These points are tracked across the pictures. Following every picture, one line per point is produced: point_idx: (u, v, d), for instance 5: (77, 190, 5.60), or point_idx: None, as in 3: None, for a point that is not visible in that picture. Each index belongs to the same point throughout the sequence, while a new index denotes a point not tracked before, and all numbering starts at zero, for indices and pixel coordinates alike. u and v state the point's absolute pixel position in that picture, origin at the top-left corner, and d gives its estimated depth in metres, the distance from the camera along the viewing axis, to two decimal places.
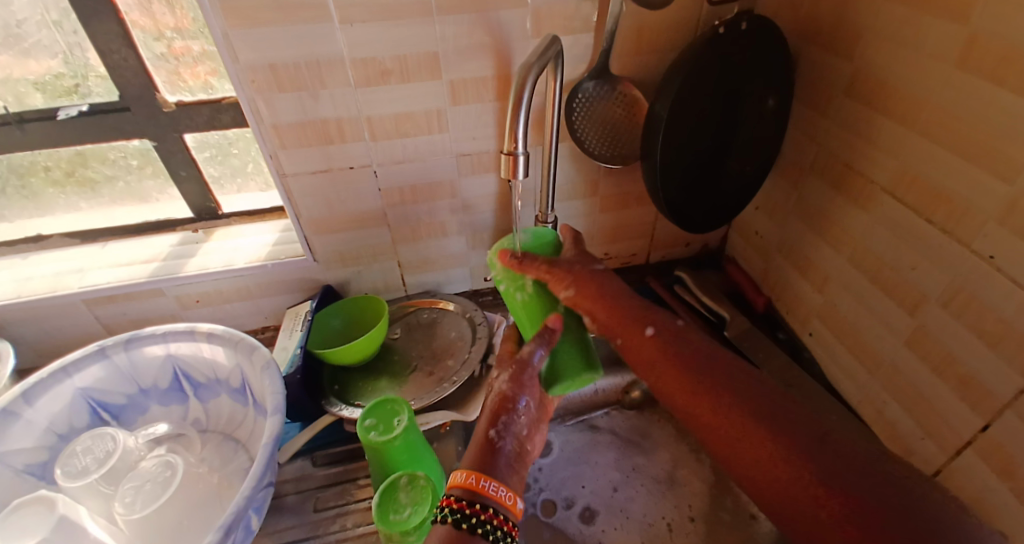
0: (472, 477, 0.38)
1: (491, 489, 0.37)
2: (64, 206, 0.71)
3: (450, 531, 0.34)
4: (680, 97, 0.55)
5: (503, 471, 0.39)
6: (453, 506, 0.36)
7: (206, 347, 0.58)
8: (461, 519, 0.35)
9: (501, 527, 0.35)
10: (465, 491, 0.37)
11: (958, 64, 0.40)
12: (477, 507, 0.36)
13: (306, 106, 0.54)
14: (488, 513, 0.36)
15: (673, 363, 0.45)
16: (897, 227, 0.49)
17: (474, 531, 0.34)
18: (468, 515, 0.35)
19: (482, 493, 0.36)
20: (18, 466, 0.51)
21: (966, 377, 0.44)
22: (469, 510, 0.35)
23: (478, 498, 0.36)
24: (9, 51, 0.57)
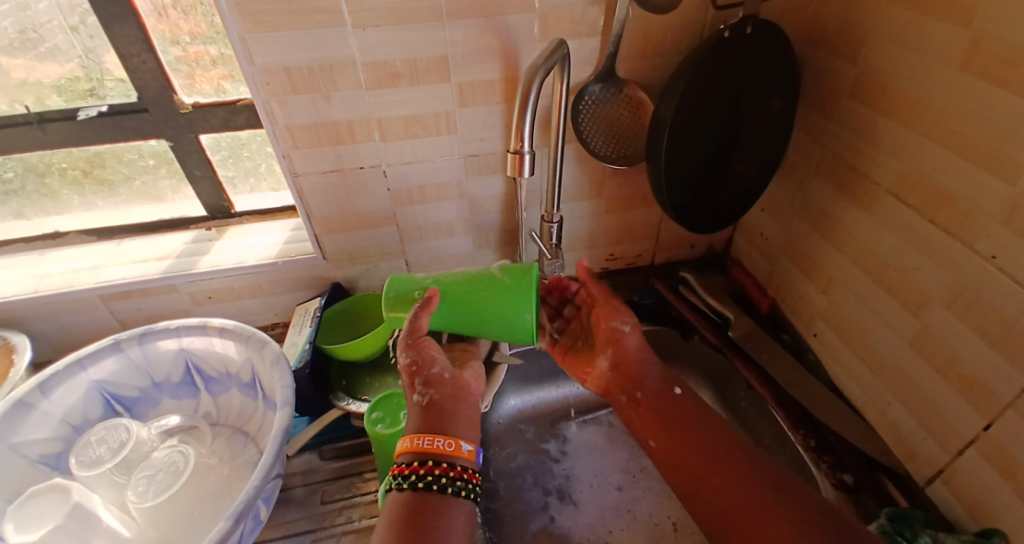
0: (411, 440, 0.42)
1: (426, 443, 0.42)
2: (81, 204, 0.73)
3: (398, 493, 0.39)
4: (684, 100, 0.55)
5: (450, 420, 0.44)
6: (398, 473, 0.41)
7: (218, 341, 0.59)
8: (404, 481, 0.40)
9: (444, 473, 0.40)
10: (406, 454, 0.42)
11: (961, 66, 0.40)
12: (417, 465, 0.40)
13: (319, 108, 0.55)
14: (430, 467, 0.40)
15: (671, 427, 0.48)
16: (901, 228, 0.50)
17: (421, 486, 0.39)
18: (411, 475, 0.40)
19: (420, 450, 0.41)
20: (33, 456, 0.53)
21: (969, 378, 0.44)
22: (411, 470, 0.40)
23: (418, 459, 0.41)
24: (33, 55, 0.59)
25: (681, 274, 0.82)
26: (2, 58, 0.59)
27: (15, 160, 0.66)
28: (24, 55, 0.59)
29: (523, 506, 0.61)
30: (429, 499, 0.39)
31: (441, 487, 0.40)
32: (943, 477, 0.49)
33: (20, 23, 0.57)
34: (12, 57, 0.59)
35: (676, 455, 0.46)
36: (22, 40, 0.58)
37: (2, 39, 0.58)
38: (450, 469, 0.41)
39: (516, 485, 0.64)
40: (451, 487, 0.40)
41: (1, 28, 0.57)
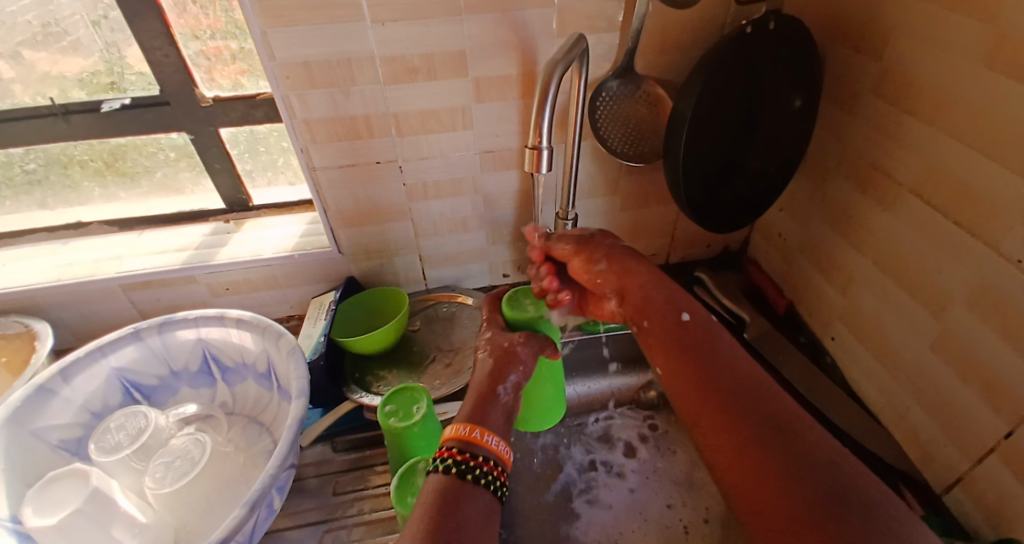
0: (468, 430, 0.41)
1: (489, 442, 0.41)
2: (104, 195, 0.74)
3: (453, 479, 0.37)
4: (702, 96, 0.55)
5: (495, 420, 0.44)
6: (455, 458, 0.39)
7: (234, 332, 0.60)
8: (465, 470, 0.38)
9: (497, 476, 0.39)
10: (462, 442, 0.40)
11: (987, 64, 0.39)
12: (477, 457, 0.39)
13: (337, 102, 0.55)
14: (488, 464, 0.39)
15: (688, 358, 0.43)
16: (923, 228, 0.49)
17: (477, 481, 0.37)
18: (471, 466, 0.38)
19: (481, 445, 0.40)
20: (53, 441, 0.54)
21: (991, 382, 0.43)
22: (471, 461, 0.39)
23: (477, 450, 0.40)
24: (56, 48, 0.60)
25: (696, 273, 0.81)
26: (26, 52, 0.60)
27: (39, 152, 0.67)
28: (46, 49, 0.60)
29: (536, 501, 0.62)
30: (479, 497, 0.37)
31: (493, 488, 0.38)
32: (962, 483, 0.48)
33: (43, 17, 0.58)
34: (36, 50, 0.60)
35: (712, 427, 0.38)
36: (45, 34, 0.59)
37: (26, 33, 0.59)
38: (501, 473, 0.40)
39: (529, 480, 0.64)
40: (499, 493, 0.38)
41: (25, 22, 0.58)
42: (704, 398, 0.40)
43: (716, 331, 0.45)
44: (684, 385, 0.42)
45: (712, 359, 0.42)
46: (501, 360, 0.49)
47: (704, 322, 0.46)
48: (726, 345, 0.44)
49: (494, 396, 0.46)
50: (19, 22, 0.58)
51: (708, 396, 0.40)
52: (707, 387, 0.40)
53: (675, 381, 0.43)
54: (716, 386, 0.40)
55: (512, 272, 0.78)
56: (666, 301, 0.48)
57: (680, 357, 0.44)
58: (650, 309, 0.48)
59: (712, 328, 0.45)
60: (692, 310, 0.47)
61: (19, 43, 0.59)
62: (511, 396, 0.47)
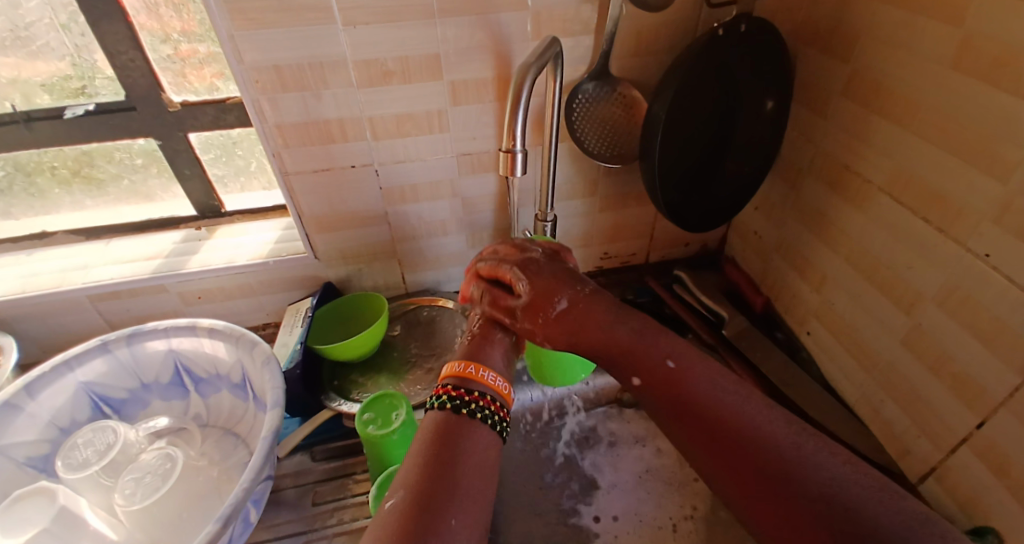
0: (468, 368, 0.42)
1: (488, 379, 0.41)
2: (69, 204, 0.72)
3: (451, 415, 0.38)
4: (678, 98, 0.55)
5: (494, 358, 0.46)
6: (451, 394, 0.40)
7: (208, 342, 0.58)
8: (460, 405, 0.39)
9: (495, 412, 0.39)
10: (459, 379, 0.41)
11: (953, 66, 0.40)
12: (474, 394, 0.39)
13: (310, 106, 0.55)
14: (483, 398, 0.40)
15: (678, 405, 0.39)
16: (893, 227, 0.50)
17: (474, 415, 0.38)
18: (467, 402, 0.39)
19: (479, 382, 0.41)
20: (19, 458, 0.52)
21: (959, 375, 0.45)
22: (467, 397, 0.39)
23: (472, 385, 0.40)
24: (20, 53, 0.57)
25: (674, 273, 0.82)
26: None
27: (5, 160, 0.64)
28: (14, 53, 0.57)
29: (522, 505, 0.61)
30: (475, 431, 0.38)
31: (490, 423, 0.39)
32: (936, 475, 0.49)
33: (13, 21, 0.56)
34: (4, 55, 0.57)
35: (744, 484, 0.34)
36: (11, 37, 0.57)
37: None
38: (499, 408, 0.40)
39: (515, 483, 0.63)
40: (498, 427, 0.39)
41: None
42: (731, 461, 0.35)
43: (705, 367, 0.41)
44: (709, 450, 0.37)
45: (703, 407, 0.38)
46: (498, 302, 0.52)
47: (684, 369, 0.41)
48: (719, 384, 0.39)
49: (490, 339, 0.48)
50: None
51: (732, 464, 0.35)
52: (723, 451, 0.36)
53: (698, 452, 0.37)
54: (732, 446, 0.35)
55: None
56: (640, 342, 0.44)
57: (687, 419, 0.38)
58: (629, 359, 0.43)
59: (683, 370, 0.41)
60: (668, 351, 0.42)
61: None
62: (508, 339, 0.50)
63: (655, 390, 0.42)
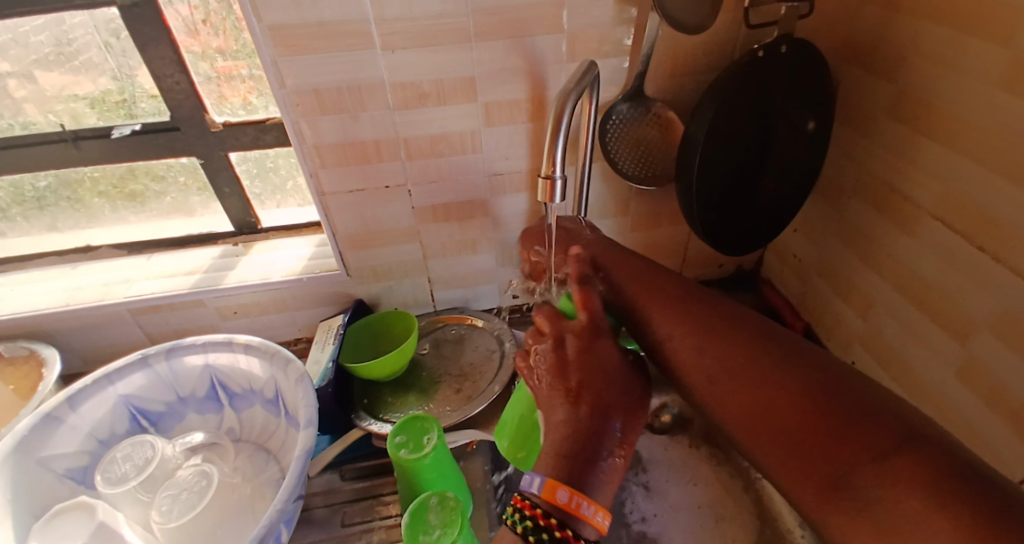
0: (575, 500, 0.37)
1: (588, 516, 0.37)
2: (114, 219, 0.74)
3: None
4: (715, 118, 0.55)
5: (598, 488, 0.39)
6: (524, 509, 0.38)
7: (243, 358, 0.59)
8: (527, 526, 0.36)
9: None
10: (560, 512, 0.37)
11: (1004, 86, 0.39)
12: (567, 532, 0.36)
13: (347, 128, 0.56)
14: (552, 523, 0.36)
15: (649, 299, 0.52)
16: (944, 252, 0.48)
17: None
18: (559, 540, 0.36)
19: (577, 518, 0.37)
20: (59, 470, 0.53)
21: (1019, 412, 0.42)
22: (559, 532, 0.36)
23: (546, 507, 0.37)
24: (64, 69, 0.61)
25: None
26: (38, 71, 0.60)
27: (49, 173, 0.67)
28: (59, 68, 0.60)
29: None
30: None
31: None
32: None
33: (55, 37, 0.58)
34: (48, 70, 0.61)
35: (712, 354, 0.44)
36: (57, 53, 0.60)
37: (38, 52, 0.59)
38: (570, 537, 0.36)
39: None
40: None
41: (38, 42, 0.58)
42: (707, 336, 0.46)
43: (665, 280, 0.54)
44: (693, 350, 0.45)
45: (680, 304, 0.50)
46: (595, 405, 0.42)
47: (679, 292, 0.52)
48: (713, 308, 0.49)
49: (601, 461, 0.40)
50: (31, 42, 0.58)
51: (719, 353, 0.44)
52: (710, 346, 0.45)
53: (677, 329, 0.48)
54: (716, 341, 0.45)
55: (521, 292, 0.78)
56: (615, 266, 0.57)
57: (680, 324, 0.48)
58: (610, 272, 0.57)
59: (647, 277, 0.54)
60: (673, 284, 0.53)
61: (32, 62, 0.60)
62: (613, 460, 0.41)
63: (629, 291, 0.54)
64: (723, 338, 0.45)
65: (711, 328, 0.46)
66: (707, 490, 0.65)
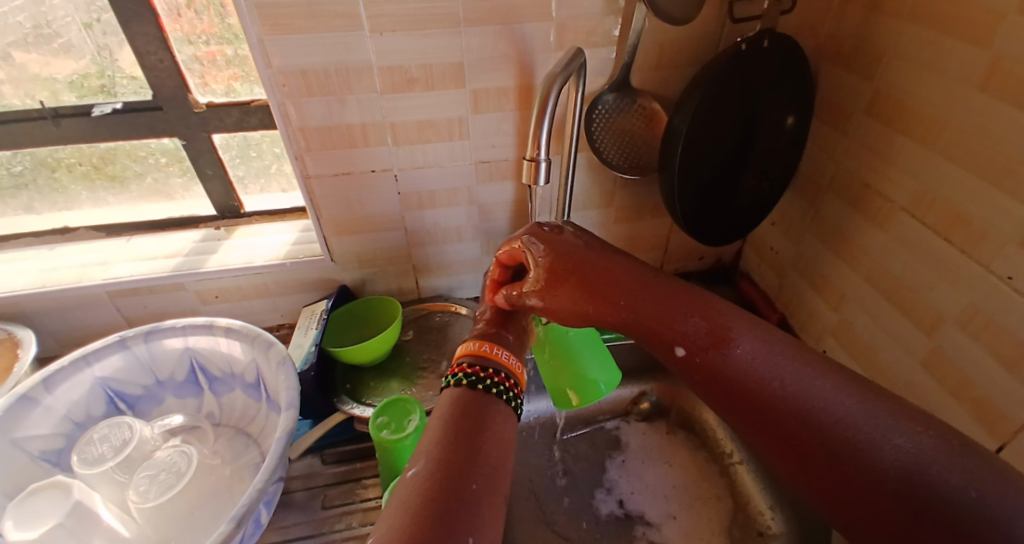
0: (484, 346, 0.41)
1: (502, 356, 0.40)
2: (92, 200, 0.73)
3: (465, 391, 0.37)
4: (699, 111, 0.56)
5: (508, 341, 0.44)
6: (466, 371, 0.38)
7: (224, 341, 0.59)
8: (476, 381, 0.38)
9: (510, 388, 0.38)
10: (475, 356, 0.40)
11: (980, 87, 0.40)
12: (488, 370, 0.38)
13: (333, 111, 0.55)
14: (497, 376, 0.38)
15: (711, 374, 0.34)
16: (914, 245, 0.49)
17: (488, 392, 0.37)
18: (481, 378, 0.38)
19: (493, 359, 0.39)
20: (34, 451, 0.52)
21: (981, 400, 0.44)
22: (482, 373, 0.38)
23: (488, 364, 0.39)
24: (42, 50, 0.59)
25: None
26: (15, 52, 0.58)
27: (25, 153, 0.65)
28: (37, 51, 0.59)
29: (540, 515, 0.63)
30: (491, 405, 0.36)
31: (504, 398, 0.37)
32: None
33: (35, 18, 0.57)
34: (27, 51, 0.59)
35: (777, 443, 0.31)
36: (36, 34, 0.58)
37: (15, 33, 0.58)
38: (513, 385, 0.39)
39: (538, 496, 0.65)
40: (512, 403, 0.38)
41: (16, 22, 0.57)
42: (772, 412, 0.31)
43: (704, 323, 0.36)
44: (814, 483, 0.29)
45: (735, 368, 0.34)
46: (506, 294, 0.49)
47: (745, 360, 0.33)
48: (808, 377, 0.32)
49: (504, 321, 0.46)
50: (9, 22, 0.57)
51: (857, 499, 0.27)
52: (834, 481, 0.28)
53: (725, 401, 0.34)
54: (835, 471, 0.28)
55: None
56: (647, 310, 0.38)
57: (773, 439, 0.31)
58: (653, 314, 0.38)
59: (710, 322, 0.36)
60: (740, 343, 0.34)
61: (9, 43, 0.58)
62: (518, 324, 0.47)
63: (688, 351, 0.36)
64: (806, 423, 0.30)
65: (819, 437, 0.29)
66: (684, 474, 0.67)
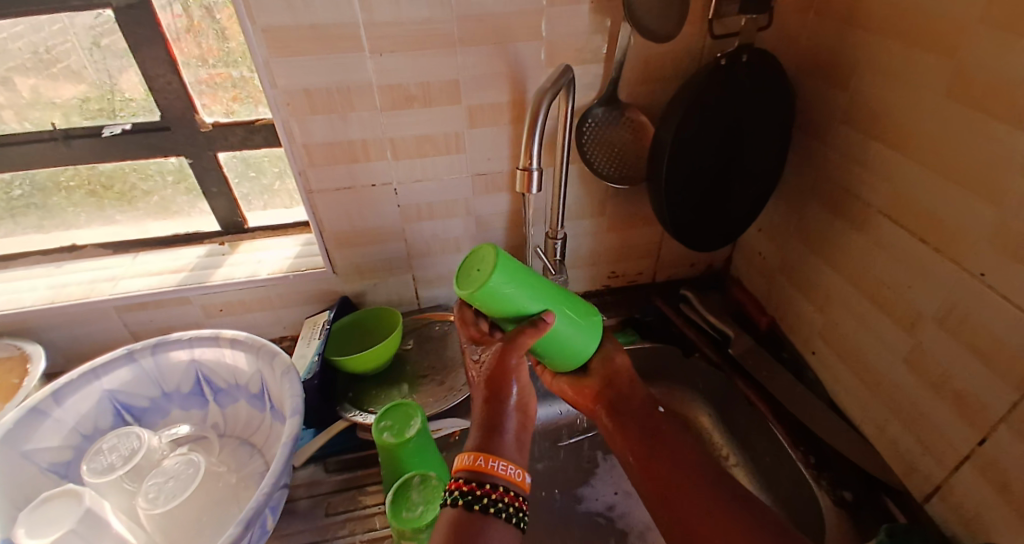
0: (479, 458, 0.38)
1: (500, 469, 0.37)
2: (101, 218, 0.75)
3: (463, 513, 0.35)
4: (684, 123, 0.59)
5: (509, 444, 0.40)
6: (462, 489, 0.36)
7: (229, 353, 0.60)
8: (473, 501, 0.35)
9: (512, 504, 0.36)
10: (472, 473, 0.37)
11: (948, 94, 0.43)
12: (488, 487, 0.36)
13: (336, 128, 0.58)
14: (509, 496, 0.36)
15: (644, 432, 0.47)
16: (893, 248, 0.51)
17: (488, 511, 0.35)
18: (480, 496, 0.36)
19: (491, 473, 0.37)
20: (43, 463, 0.53)
21: (962, 393, 0.45)
22: (479, 491, 0.36)
23: (488, 478, 0.37)
24: (39, 76, 0.61)
25: (682, 292, 0.83)
26: (16, 78, 0.61)
27: (22, 178, 0.68)
28: (35, 76, 0.61)
29: (537, 521, 0.63)
30: (493, 528, 0.35)
31: (506, 516, 0.36)
32: (939, 493, 0.49)
33: (33, 45, 0.60)
34: (26, 77, 0.61)
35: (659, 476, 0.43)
36: (33, 61, 0.61)
37: (15, 59, 0.60)
38: (516, 500, 0.37)
39: (535, 499, 0.65)
40: (518, 521, 0.36)
41: (16, 49, 0.60)
42: (660, 461, 0.44)
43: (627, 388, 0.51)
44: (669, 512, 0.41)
45: (666, 433, 0.46)
46: (498, 378, 0.42)
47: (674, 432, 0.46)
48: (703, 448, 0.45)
49: (501, 418, 0.41)
50: (9, 48, 0.60)
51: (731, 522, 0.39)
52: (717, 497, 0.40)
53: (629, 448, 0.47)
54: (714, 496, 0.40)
55: None
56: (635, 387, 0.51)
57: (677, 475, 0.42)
58: (628, 389, 0.51)
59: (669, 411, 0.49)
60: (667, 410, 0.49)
61: (9, 69, 0.61)
62: (511, 408, 0.42)
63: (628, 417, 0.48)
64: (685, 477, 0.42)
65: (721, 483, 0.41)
66: None
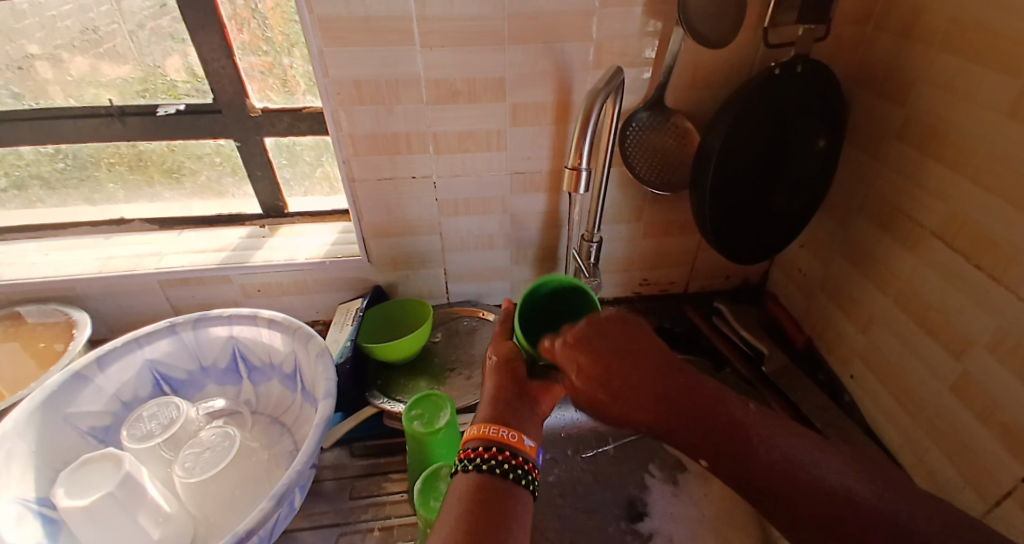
0: (482, 427, 0.40)
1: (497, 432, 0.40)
2: (148, 194, 0.78)
3: (472, 475, 0.37)
4: (731, 131, 0.58)
5: (513, 418, 0.42)
6: (470, 455, 0.38)
7: (266, 332, 0.62)
8: (481, 464, 0.37)
9: (519, 465, 0.38)
10: (478, 440, 0.39)
11: (1010, 114, 0.41)
12: (492, 450, 0.38)
13: (381, 119, 0.59)
14: (503, 454, 0.38)
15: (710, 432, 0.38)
16: (945, 271, 0.50)
17: (495, 470, 0.37)
18: (486, 459, 0.38)
19: (493, 438, 0.39)
20: (83, 428, 0.56)
21: (1010, 426, 0.44)
22: (485, 454, 0.38)
23: (494, 443, 0.39)
24: (87, 55, 0.64)
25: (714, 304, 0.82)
26: (64, 54, 0.63)
27: (66, 153, 0.71)
28: (83, 54, 0.64)
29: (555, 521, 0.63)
30: (501, 487, 0.36)
31: (515, 476, 0.37)
32: None
33: (83, 24, 0.62)
34: (74, 54, 0.63)
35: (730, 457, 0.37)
36: (83, 39, 0.63)
37: (64, 37, 0.63)
38: (521, 461, 0.38)
39: (555, 501, 0.64)
40: (524, 479, 0.37)
41: (66, 27, 0.62)
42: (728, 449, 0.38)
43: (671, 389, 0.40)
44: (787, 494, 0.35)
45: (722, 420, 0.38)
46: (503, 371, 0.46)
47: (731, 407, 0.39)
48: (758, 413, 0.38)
49: (510, 400, 0.44)
50: (59, 27, 0.62)
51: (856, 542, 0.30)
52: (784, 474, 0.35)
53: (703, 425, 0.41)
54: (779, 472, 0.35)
55: None
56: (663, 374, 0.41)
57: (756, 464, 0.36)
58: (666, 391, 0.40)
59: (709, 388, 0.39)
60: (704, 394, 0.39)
61: (59, 46, 0.63)
62: (518, 394, 0.44)
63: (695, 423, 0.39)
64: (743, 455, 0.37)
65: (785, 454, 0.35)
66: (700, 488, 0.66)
